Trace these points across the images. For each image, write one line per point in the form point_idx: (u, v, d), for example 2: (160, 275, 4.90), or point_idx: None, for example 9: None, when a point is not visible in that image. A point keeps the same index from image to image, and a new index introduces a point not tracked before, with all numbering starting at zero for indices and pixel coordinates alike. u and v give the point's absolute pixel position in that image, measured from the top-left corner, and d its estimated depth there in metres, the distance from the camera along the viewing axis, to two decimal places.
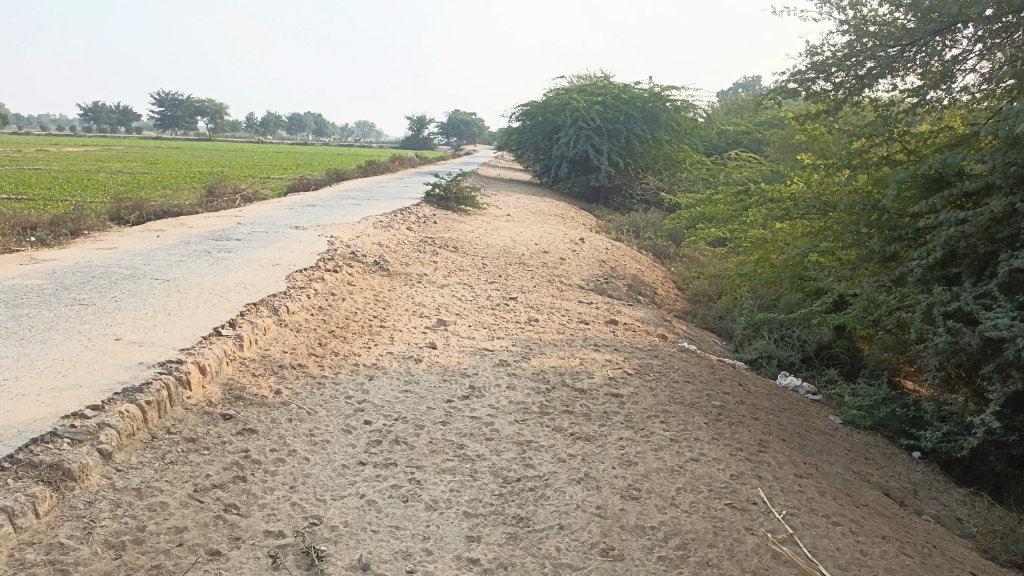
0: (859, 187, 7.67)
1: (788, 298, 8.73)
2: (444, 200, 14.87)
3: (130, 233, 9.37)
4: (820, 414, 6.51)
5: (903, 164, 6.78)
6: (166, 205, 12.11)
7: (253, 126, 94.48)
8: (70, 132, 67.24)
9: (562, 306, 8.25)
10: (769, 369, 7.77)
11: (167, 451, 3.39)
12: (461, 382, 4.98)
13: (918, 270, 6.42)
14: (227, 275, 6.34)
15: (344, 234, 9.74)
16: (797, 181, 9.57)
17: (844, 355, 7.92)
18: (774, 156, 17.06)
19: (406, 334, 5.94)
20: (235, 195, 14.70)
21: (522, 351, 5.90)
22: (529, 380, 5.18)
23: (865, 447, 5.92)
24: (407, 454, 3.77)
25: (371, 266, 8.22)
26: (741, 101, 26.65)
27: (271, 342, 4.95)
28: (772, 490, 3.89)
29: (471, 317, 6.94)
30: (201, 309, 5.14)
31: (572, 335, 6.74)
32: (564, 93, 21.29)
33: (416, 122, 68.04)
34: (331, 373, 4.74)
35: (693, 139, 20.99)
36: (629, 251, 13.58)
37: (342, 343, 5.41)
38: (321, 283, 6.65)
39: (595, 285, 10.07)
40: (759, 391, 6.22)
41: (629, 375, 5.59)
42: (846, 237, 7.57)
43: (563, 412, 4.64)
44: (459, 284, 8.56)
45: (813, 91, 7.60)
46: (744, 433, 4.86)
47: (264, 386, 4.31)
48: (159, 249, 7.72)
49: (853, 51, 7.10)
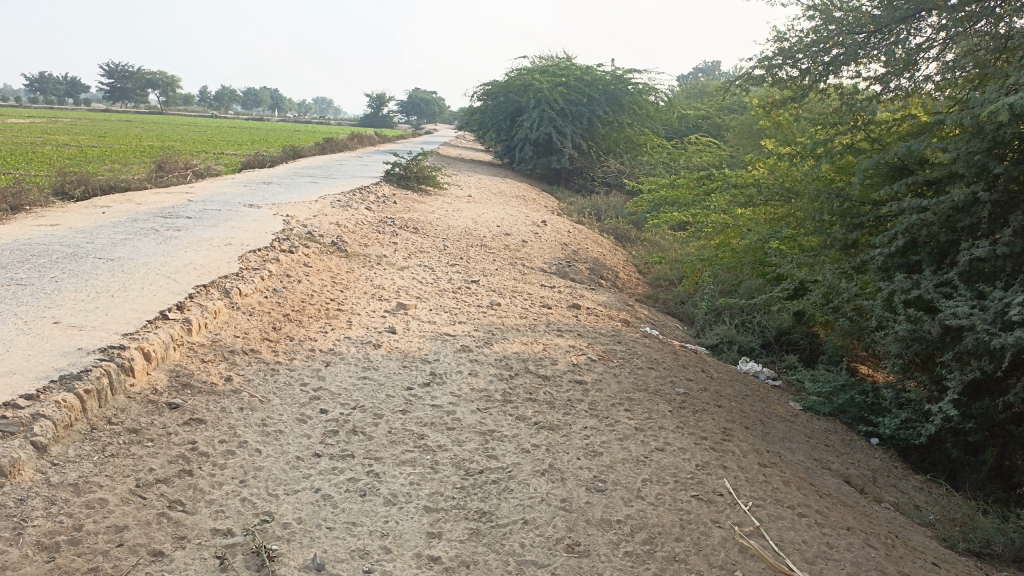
0: (822, 175, 7.66)
1: (749, 284, 8.73)
2: (404, 180, 14.62)
3: (74, 208, 8.99)
4: (780, 401, 6.51)
5: (866, 152, 6.77)
6: (113, 180, 11.67)
7: (208, 101, 92.27)
8: (14, 102, 64.92)
9: (524, 289, 8.13)
10: (730, 355, 7.76)
11: (107, 444, 3.18)
12: (422, 369, 4.84)
13: (880, 257, 6.43)
14: (177, 255, 6.08)
15: (301, 214, 9.48)
16: (760, 167, 9.56)
17: (803, 341, 7.95)
18: (734, 142, 17.15)
19: (365, 318, 5.76)
20: (187, 171, 14.24)
21: (484, 336, 5.77)
22: (492, 366, 5.05)
23: (825, 434, 5.93)
24: (364, 445, 3.62)
25: (328, 246, 8.00)
26: (702, 86, 26.75)
27: (221, 327, 4.74)
28: (737, 480, 3.83)
29: (432, 300, 6.78)
30: (147, 291, 4.90)
31: (534, 320, 6.64)
32: (527, 73, 21.09)
33: (374, 99, 67.09)
34: (285, 359, 4.56)
35: (654, 123, 21.01)
36: (591, 235, 13.51)
37: (298, 327, 5.22)
38: (275, 264, 6.43)
39: (557, 269, 9.97)
40: (722, 377, 6.19)
41: (593, 362, 5.50)
42: (809, 224, 7.57)
43: (526, 399, 4.54)
44: (420, 266, 8.39)
45: (780, 77, 7.55)
46: (708, 421, 4.81)
47: (214, 373, 4.11)
48: (104, 226, 7.39)
49: (820, 37, 7.05)
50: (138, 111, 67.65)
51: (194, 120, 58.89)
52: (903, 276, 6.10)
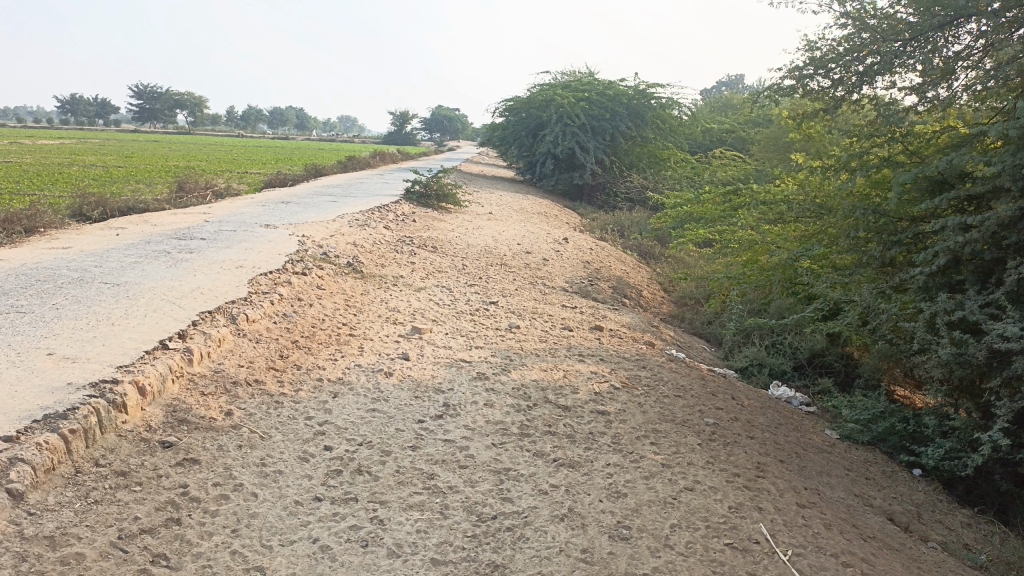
0: (857, 190, 7.32)
1: (779, 303, 8.38)
2: (424, 198, 14.44)
3: (88, 230, 8.87)
4: (815, 428, 6.16)
5: (904, 166, 6.42)
6: (132, 201, 11.60)
7: (234, 121, 93.52)
8: (46, 124, 66.17)
9: (545, 311, 7.86)
10: (761, 378, 7.42)
11: (91, 489, 2.96)
12: (434, 399, 4.58)
13: (920, 277, 6.08)
14: (185, 279, 5.90)
15: (317, 234, 9.30)
16: (790, 182, 9.23)
17: (838, 364, 7.59)
18: (760, 156, 16.81)
19: (377, 344, 5.52)
20: (207, 191, 14.19)
21: (502, 362, 5.50)
22: (509, 396, 4.78)
23: (864, 466, 5.58)
24: (370, 487, 3.37)
25: (343, 267, 7.80)
26: (727, 99, 26.40)
27: (225, 355, 4.52)
28: (775, 525, 3.53)
29: (448, 323, 6.53)
30: (150, 318, 4.70)
31: (555, 344, 6.36)
32: (548, 89, 20.89)
33: (398, 117, 67.42)
34: (290, 391, 4.32)
35: (678, 138, 20.73)
36: (614, 252, 13.22)
37: (307, 354, 4.99)
38: (287, 288, 6.22)
39: (579, 288, 9.70)
40: (753, 405, 5.87)
41: (617, 390, 5.21)
42: (842, 242, 7.24)
43: (545, 433, 4.26)
44: (437, 286, 8.15)
45: (810, 89, 7.25)
46: (740, 455, 4.49)
47: (214, 407, 3.88)
48: (115, 249, 7.25)
49: (854, 45, 6.75)
50: (166, 131, 68.70)
51: (220, 139, 59.51)
52: (945, 296, 5.75)
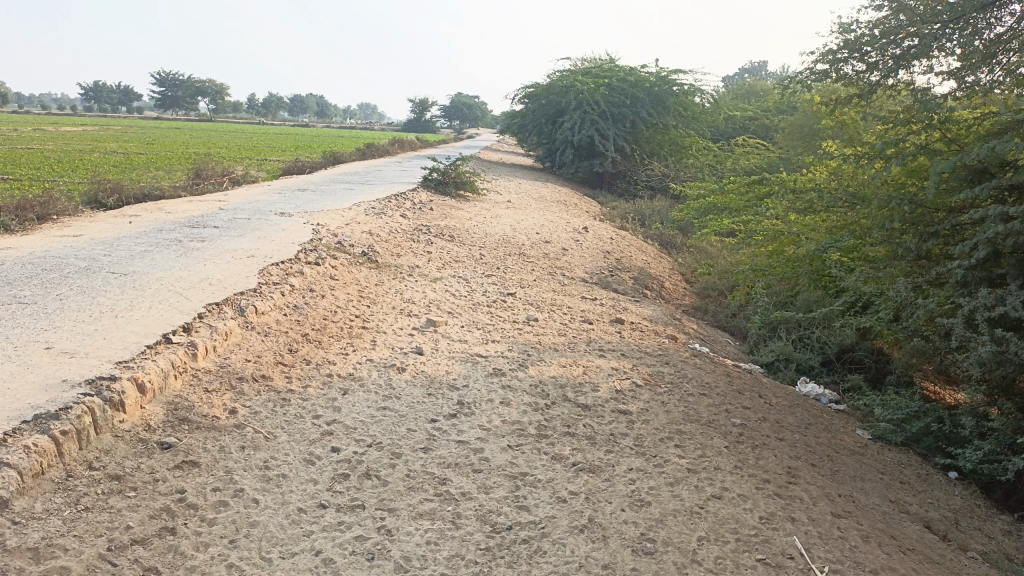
0: (893, 180, 7.00)
1: (806, 296, 8.10)
2: (442, 185, 14.24)
3: (101, 218, 8.75)
4: (846, 428, 5.91)
5: (943, 154, 6.11)
6: (147, 188, 11.49)
7: (254, 107, 93.72)
8: (69, 110, 66.64)
9: (564, 302, 7.64)
10: (787, 374, 7.17)
11: (81, 495, 2.79)
12: (448, 397, 4.38)
13: (959, 270, 5.78)
14: (194, 269, 5.74)
15: (333, 222, 9.12)
16: (821, 171, 8.91)
17: (868, 360, 7.32)
18: (784, 144, 16.44)
19: (391, 338, 5.33)
20: (223, 178, 14.07)
21: (519, 357, 5.29)
22: (527, 394, 4.57)
23: (898, 469, 5.32)
24: (378, 493, 3.18)
25: (358, 257, 7.61)
26: (751, 86, 25.91)
27: (231, 349, 4.35)
28: (809, 538, 3.30)
29: (464, 316, 6.33)
30: (154, 310, 4.53)
31: (574, 338, 6.14)
32: (568, 75, 20.55)
33: (418, 104, 67.33)
34: (298, 388, 4.13)
35: (699, 125, 20.35)
36: (635, 241, 12.96)
37: (317, 348, 4.80)
38: (299, 278, 6.04)
39: (600, 279, 9.46)
40: (782, 403, 5.62)
41: (639, 388, 4.98)
42: (876, 233, 6.94)
43: (565, 434, 4.05)
44: (454, 277, 7.95)
45: (843, 73, 6.94)
46: (770, 459, 4.26)
47: (217, 405, 3.70)
48: (126, 238, 7.11)
49: (891, 27, 6.43)
50: (187, 118, 68.95)
51: (241, 126, 59.61)
52: (985, 292, 5.46)
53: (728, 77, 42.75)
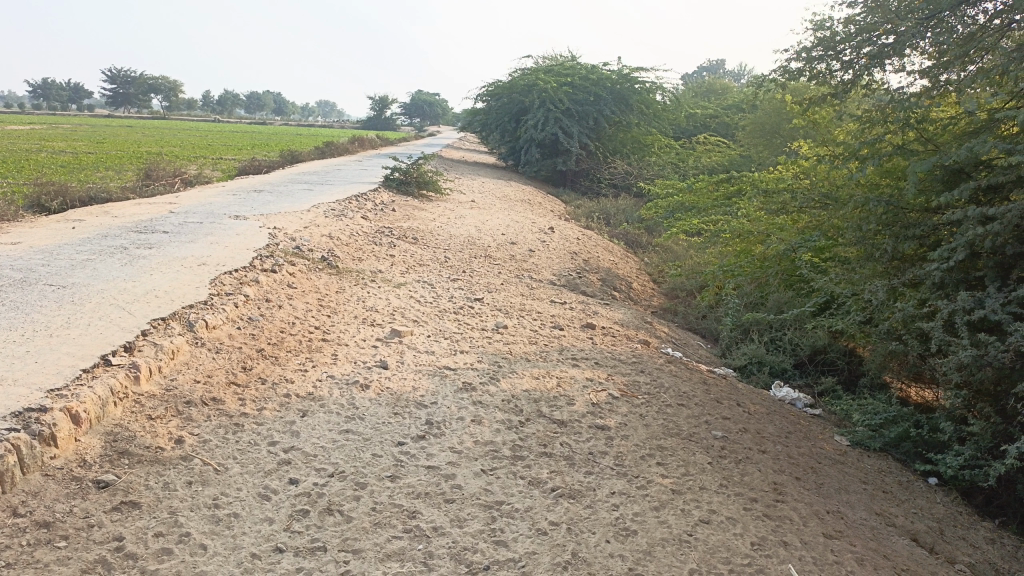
0: (869, 181, 6.89)
1: (778, 298, 7.98)
2: (404, 185, 13.90)
3: (42, 223, 8.27)
4: (824, 435, 5.76)
5: (919, 154, 6.00)
6: (94, 191, 10.97)
7: (210, 105, 91.94)
8: (15, 108, 64.55)
9: (533, 307, 7.40)
10: (761, 377, 7.02)
11: (2, 549, 2.51)
12: (416, 416, 4.10)
13: (936, 272, 5.67)
14: (140, 280, 5.37)
15: (291, 225, 8.75)
16: (791, 171, 8.81)
17: (842, 361, 7.21)
18: (746, 141, 16.37)
19: (353, 351, 5.02)
20: (175, 179, 13.55)
21: (490, 369, 5.03)
22: (499, 411, 4.32)
23: (880, 478, 5.18)
24: (341, 532, 2.90)
25: (317, 263, 7.28)
26: (711, 83, 25.92)
27: (179, 369, 4.02)
28: (805, 567, 3.10)
29: (431, 324, 6.04)
30: (93, 328, 4.18)
31: (546, 346, 5.90)
32: (530, 73, 20.29)
33: (378, 102, 66.70)
34: (252, 411, 3.82)
35: (661, 123, 20.32)
36: (601, 241, 12.76)
37: (273, 365, 4.48)
38: (254, 288, 5.70)
39: (567, 281, 9.25)
40: (760, 411, 5.45)
41: (616, 401, 4.76)
42: (850, 234, 6.82)
43: (541, 455, 3.80)
44: (418, 282, 7.66)
45: (817, 72, 6.83)
46: (755, 475, 4.06)
47: (162, 434, 3.39)
48: (67, 245, 6.68)
49: (865, 25, 6.30)
50: (140, 116, 67.29)
51: (196, 124, 58.33)
52: (965, 294, 5.34)
53: (687, 74, 42.72)
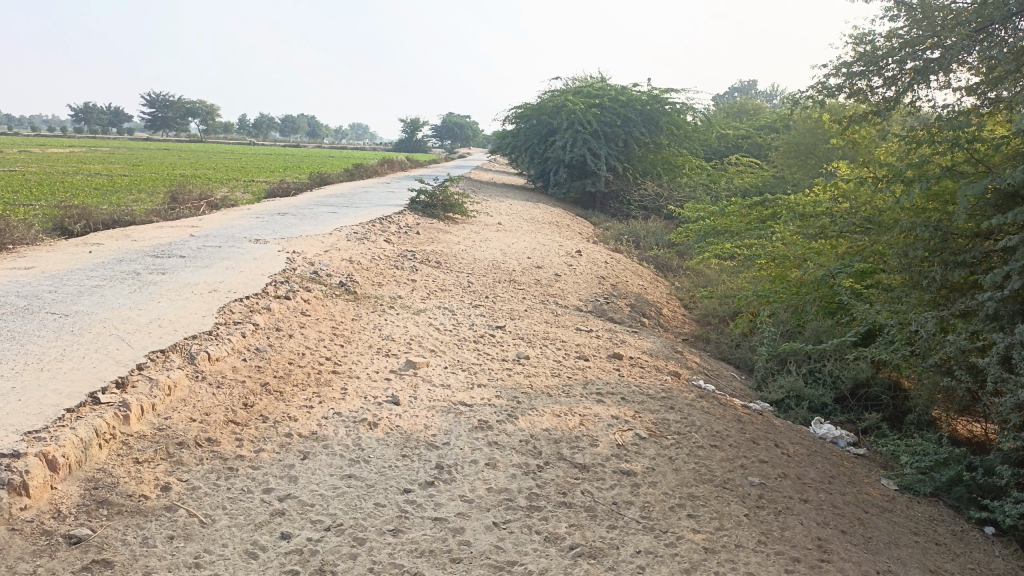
0: (916, 205, 6.48)
1: (816, 326, 7.57)
2: (430, 208, 13.71)
3: (60, 247, 8.17)
4: (869, 478, 5.35)
5: (970, 176, 5.59)
6: (118, 214, 10.91)
7: (245, 128, 93.39)
8: (57, 132, 66.08)
9: (557, 336, 7.08)
10: (800, 413, 6.62)
11: None
12: (426, 458, 3.81)
13: (990, 302, 5.25)
14: (145, 308, 5.17)
15: (311, 249, 8.56)
16: (830, 194, 8.42)
17: (886, 397, 6.78)
18: (780, 162, 16.01)
19: (364, 385, 4.75)
20: (201, 202, 13.49)
21: (509, 406, 4.72)
22: (516, 453, 4.00)
23: (932, 528, 4.76)
24: None
25: (334, 288, 7.05)
26: (743, 104, 25.62)
27: (175, 407, 3.77)
28: None
29: (448, 355, 5.75)
30: (86, 361, 3.96)
31: (570, 379, 5.57)
32: (559, 95, 20.07)
33: (409, 125, 67.27)
34: (249, 452, 3.55)
35: (692, 144, 20.01)
36: (630, 265, 12.42)
37: (277, 401, 4.22)
38: (264, 316, 5.46)
39: (595, 307, 8.92)
40: (800, 453, 5.06)
41: (644, 442, 4.42)
42: (896, 261, 6.41)
43: (560, 505, 3.48)
44: (439, 308, 7.39)
45: (857, 89, 6.47)
46: (797, 529, 3.69)
47: (147, 480, 3.14)
48: (78, 270, 6.52)
49: (911, 38, 5.93)
50: (176, 139, 68.47)
51: (230, 147, 59.12)
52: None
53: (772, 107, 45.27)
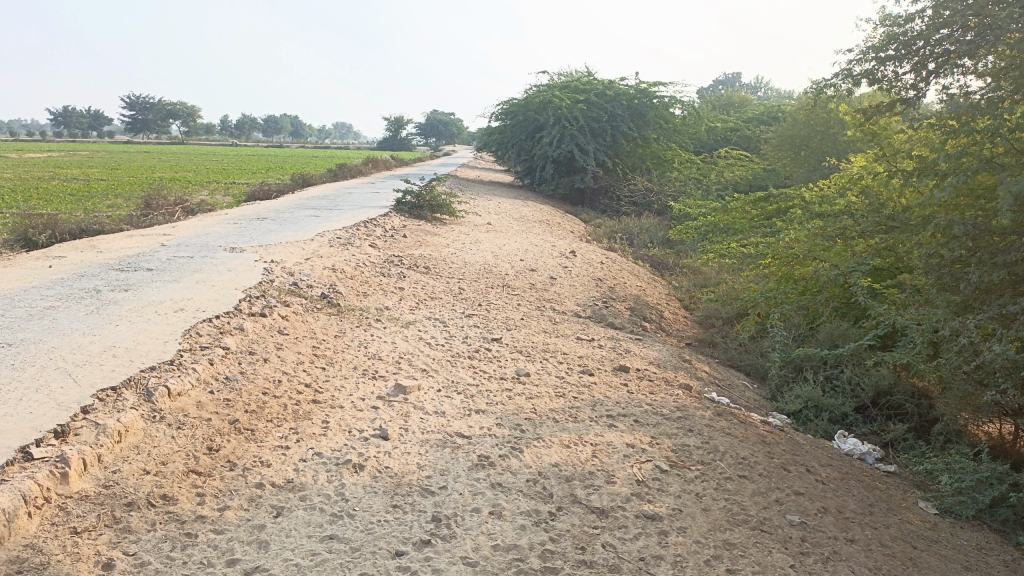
0: (947, 202, 6.00)
1: (831, 330, 7.08)
2: (416, 209, 13.14)
3: (19, 261, 7.57)
4: (907, 501, 4.87)
5: (1008, 168, 5.11)
6: (86, 222, 10.28)
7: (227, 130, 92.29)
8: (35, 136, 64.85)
9: (558, 347, 6.57)
10: (821, 425, 6.14)
11: None
12: (420, 508, 3.28)
13: None
14: (100, 334, 4.62)
15: (290, 258, 7.99)
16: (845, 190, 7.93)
17: (910, 405, 6.27)
18: (772, 155, 15.55)
19: (348, 416, 4.21)
20: (177, 207, 12.86)
21: (511, 436, 4.20)
22: (523, 497, 3.48)
23: (985, 560, 4.28)
24: None
25: (316, 301, 6.51)
26: (729, 97, 25.16)
27: (126, 456, 3.25)
28: None
29: (442, 375, 5.22)
30: (23, 405, 3.42)
31: (576, 400, 5.05)
32: (545, 89, 19.54)
33: (393, 122, 66.64)
34: (211, 511, 3.03)
35: (681, 137, 19.54)
36: (626, 265, 11.90)
37: (247, 442, 3.68)
38: (235, 338, 4.92)
39: (594, 312, 8.43)
40: (834, 479, 4.57)
41: (666, 476, 3.91)
42: (925, 262, 5.87)
43: (578, 566, 2.97)
44: (428, 319, 6.87)
45: (883, 76, 5.97)
46: None
47: (85, 557, 2.62)
48: (33, 289, 5.94)
49: (944, 19, 5.44)
50: (157, 141, 67.41)
51: (211, 148, 58.24)
52: None
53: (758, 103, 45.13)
